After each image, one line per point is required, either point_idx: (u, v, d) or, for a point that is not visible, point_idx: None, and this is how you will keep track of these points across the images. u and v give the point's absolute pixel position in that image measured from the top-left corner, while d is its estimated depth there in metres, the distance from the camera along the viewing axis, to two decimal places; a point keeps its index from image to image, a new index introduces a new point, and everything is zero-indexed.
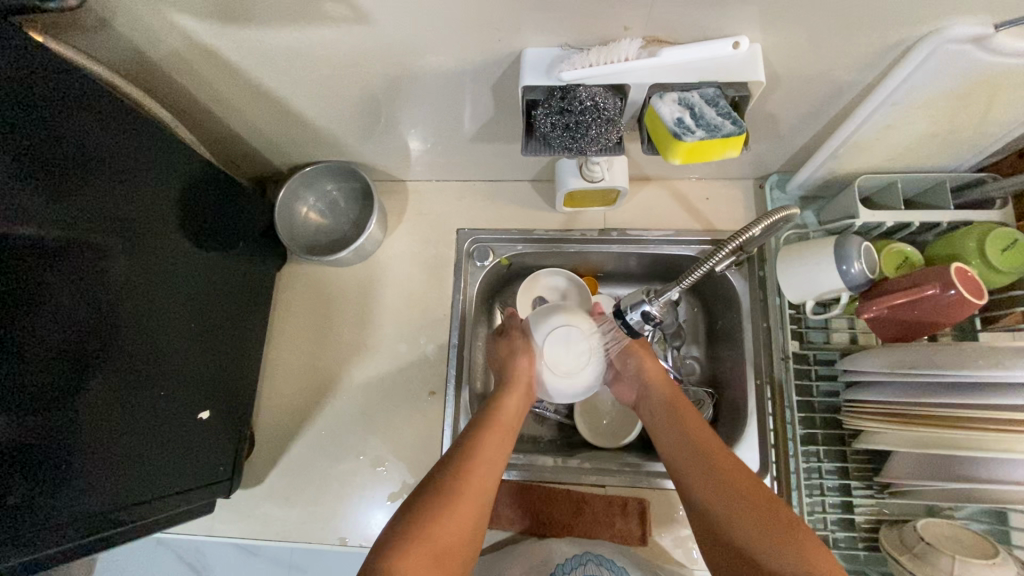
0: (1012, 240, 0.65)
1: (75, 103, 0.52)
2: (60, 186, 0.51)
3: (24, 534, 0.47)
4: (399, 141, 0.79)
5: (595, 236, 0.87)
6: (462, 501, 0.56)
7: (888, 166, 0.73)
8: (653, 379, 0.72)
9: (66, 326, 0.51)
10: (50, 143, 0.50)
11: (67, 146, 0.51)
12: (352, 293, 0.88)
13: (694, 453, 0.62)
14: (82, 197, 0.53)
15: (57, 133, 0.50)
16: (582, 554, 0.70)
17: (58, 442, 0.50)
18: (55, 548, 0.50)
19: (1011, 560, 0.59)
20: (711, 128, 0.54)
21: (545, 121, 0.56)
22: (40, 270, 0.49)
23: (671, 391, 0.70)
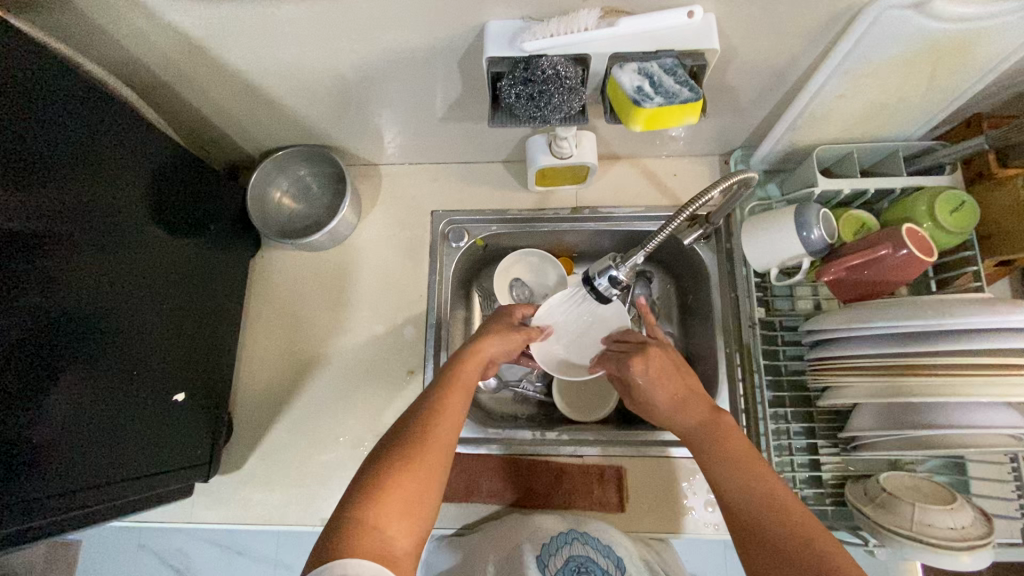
0: (961, 201, 0.68)
1: (29, 98, 0.51)
2: (20, 188, 0.50)
3: (18, 508, 0.49)
4: (371, 123, 0.80)
5: (567, 214, 0.89)
6: (430, 455, 0.52)
7: (846, 136, 0.75)
8: (678, 400, 0.64)
9: (28, 323, 0.51)
10: (5, 143, 0.49)
11: (25, 145, 0.51)
12: (329, 277, 0.89)
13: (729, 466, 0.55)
14: (46, 197, 0.53)
15: (14, 132, 0.50)
16: (569, 531, 0.71)
17: (29, 437, 0.50)
18: (47, 520, 0.52)
19: (967, 506, 0.62)
20: (669, 96, 0.56)
21: (510, 92, 0.58)
22: (10, 268, 0.49)
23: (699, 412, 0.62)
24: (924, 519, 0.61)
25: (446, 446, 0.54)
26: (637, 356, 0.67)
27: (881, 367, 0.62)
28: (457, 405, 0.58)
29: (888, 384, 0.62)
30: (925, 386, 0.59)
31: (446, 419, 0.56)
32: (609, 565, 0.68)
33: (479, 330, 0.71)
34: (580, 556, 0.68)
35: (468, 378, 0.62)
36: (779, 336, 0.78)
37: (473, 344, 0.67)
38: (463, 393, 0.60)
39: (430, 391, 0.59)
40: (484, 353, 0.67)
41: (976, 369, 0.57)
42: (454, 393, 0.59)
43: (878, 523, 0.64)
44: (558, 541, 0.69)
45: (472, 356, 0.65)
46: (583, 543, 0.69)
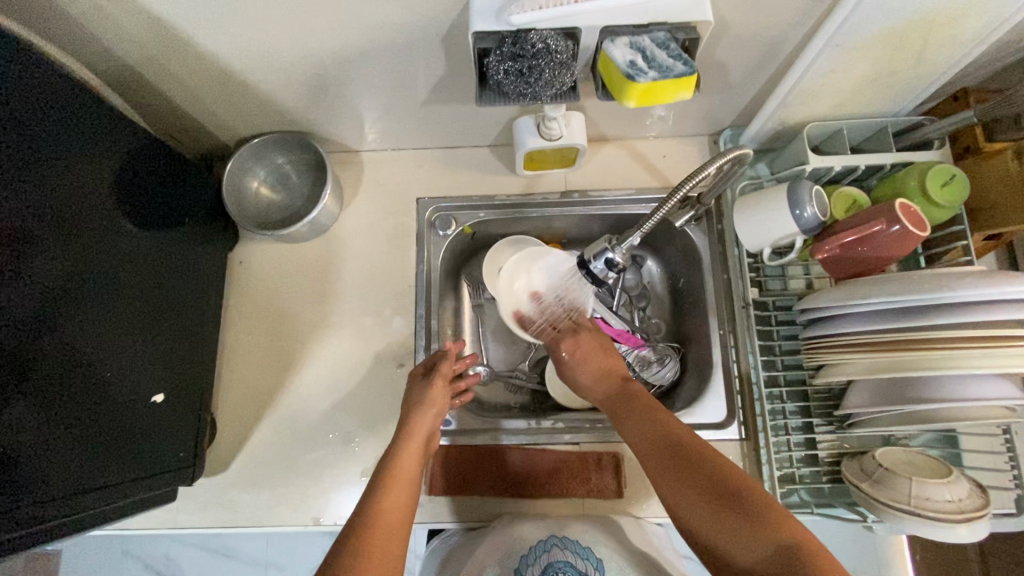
0: (950, 174, 0.68)
1: None
2: None
3: None
4: (351, 107, 0.77)
5: (556, 198, 0.87)
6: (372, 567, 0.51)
7: (836, 113, 0.75)
8: (597, 376, 0.71)
9: None
10: None
11: None
12: (311, 269, 0.85)
13: (660, 448, 0.56)
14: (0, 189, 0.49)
15: None
16: (548, 538, 0.68)
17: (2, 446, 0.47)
18: (17, 533, 0.49)
19: (962, 479, 0.62)
20: (663, 69, 0.54)
21: (498, 69, 0.55)
22: None
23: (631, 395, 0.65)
24: (922, 493, 0.61)
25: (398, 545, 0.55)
26: (570, 339, 0.76)
27: (879, 342, 0.62)
28: (401, 498, 0.59)
29: (885, 359, 0.62)
30: (924, 361, 0.59)
31: (389, 527, 0.55)
32: (588, 570, 0.66)
33: (407, 402, 0.71)
34: (560, 563, 0.66)
35: (410, 468, 0.64)
36: (772, 317, 0.77)
37: (407, 428, 0.68)
38: (403, 490, 0.60)
39: (367, 500, 0.58)
40: (419, 436, 0.67)
41: (971, 341, 0.57)
42: (393, 493, 0.59)
43: (875, 499, 0.64)
44: (536, 552, 0.67)
45: (410, 444, 0.66)
46: (564, 548, 0.67)
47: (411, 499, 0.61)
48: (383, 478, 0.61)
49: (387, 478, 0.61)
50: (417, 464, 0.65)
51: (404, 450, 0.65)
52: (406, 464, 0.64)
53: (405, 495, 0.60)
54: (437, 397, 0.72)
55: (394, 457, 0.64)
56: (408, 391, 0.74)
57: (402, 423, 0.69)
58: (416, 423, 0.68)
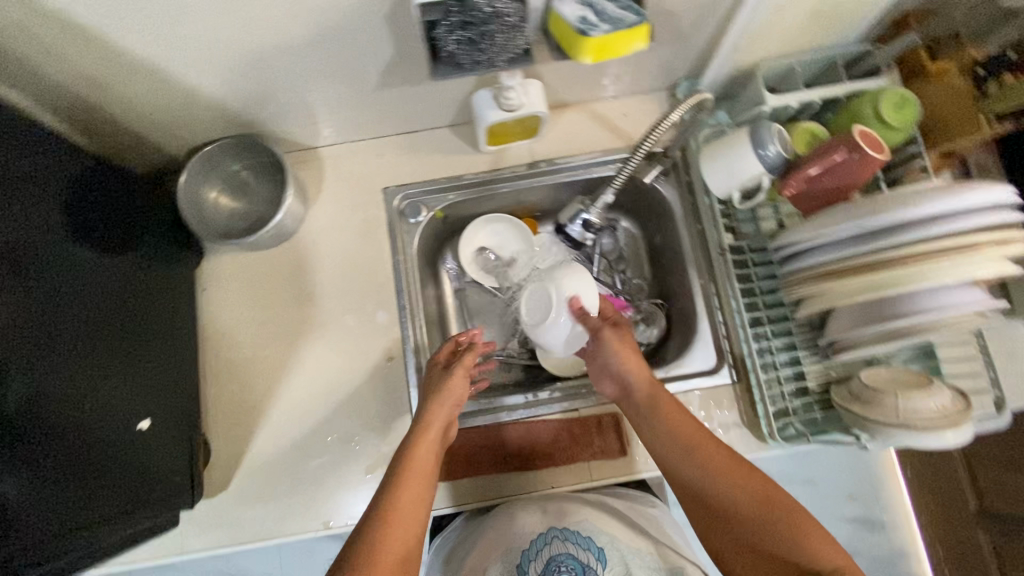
0: (902, 98, 0.69)
1: None
2: None
3: None
4: (301, 101, 0.74)
5: (524, 170, 0.86)
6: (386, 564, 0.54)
7: (787, 51, 0.75)
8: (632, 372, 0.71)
9: None
10: None
11: None
12: (283, 273, 0.82)
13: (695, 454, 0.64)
14: None
15: None
16: (547, 531, 0.71)
17: None
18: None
19: (944, 388, 0.65)
20: (614, 22, 0.53)
21: (450, 39, 0.54)
22: None
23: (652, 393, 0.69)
24: (908, 406, 0.64)
25: (409, 541, 0.57)
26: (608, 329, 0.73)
27: (853, 266, 0.64)
28: (418, 497, 0.60)
29: (864, 282, 0.63)
30: (901, 278, 0.61)
31: (404, 520, 0.58)
32: (589, 560, 0.70)
33: (427, 389, 0.71)
34: (561, 555, 0.70)
35: (424, 461, 0.63)
36: (749, 260, 0.78)
37: (425, 417, 0.67)
38: (421, 484, 0.62)
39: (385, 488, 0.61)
40: (435, 427, 0.67)
41: (940, 253, 0.59)
42: (411, 484, 0.61)
43: (865, 418, 0.66)
44: (537, 548, 0.70)
45: (424, 436, 0.65)
46: (563, 540, 0.70)
47: (428, 493, 0.62)
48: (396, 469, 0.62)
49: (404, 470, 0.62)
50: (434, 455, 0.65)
51: (419, 440, 0.65)
52: (424, 456, 0.64)
53: (420, 489, 0.61)
54: (456, 388, 0.70)
55: (411, 446, 0.64)
56: (427, 376, 0.73)
57: (418, 414, 0.68)
58: (433, 413, 0.67)
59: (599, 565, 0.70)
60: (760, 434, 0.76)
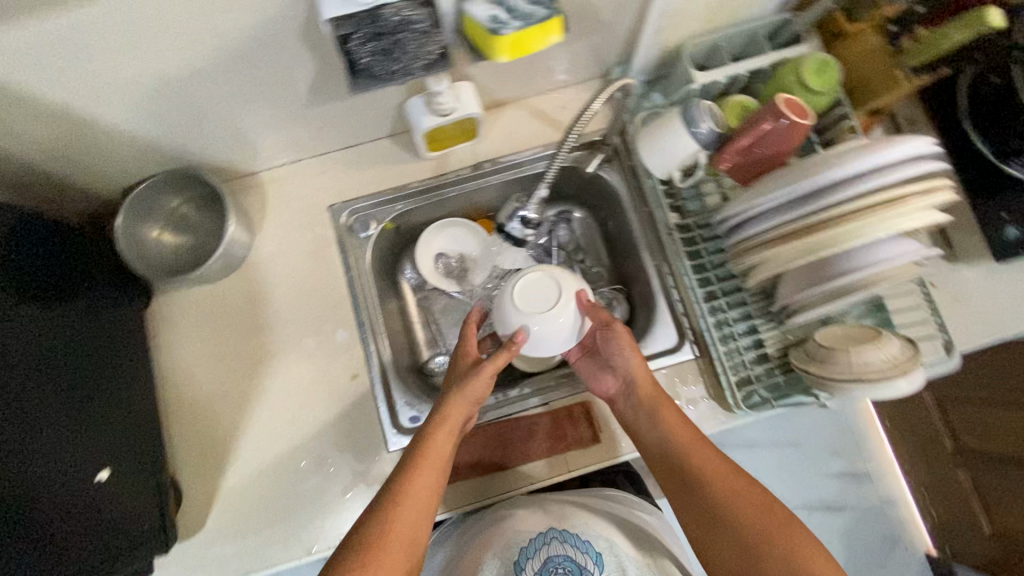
0: (823, 62, 0.71)
1: None
2: None
3: None
4: (231, 127, 0.73)
5: (469, 173, 0.86)
6: (390, 553, 0.59)
7: (710, 28, 0.76)
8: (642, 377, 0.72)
9: None
10: None
11: None
12: (236, 304, 0.81)
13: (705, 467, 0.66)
14: None
15: None
16: (546, 532, 0.78)
17: None
18: None
19: (893, 339, 0.67)
20: (524, 18, 0.53)
21: (363, 51, 0.54)
22: None
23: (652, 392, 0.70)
24: (858, 360, 0.66)
25: (414, 534, 0.61)
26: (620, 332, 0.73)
27: (795, 229, 0.65)
28: (429, 484, 0.63)
29: (806, 244, 0.64)
30: (840, 237, 0.62)
31: (413, 509, 0.61)
32: (584, 561, 0.76)
33: (449, 378, 0.71)
34: (558, 555, 0.77)
35: (440, 453, 0.65)
36: (697, 236, 0.79)
37: (445, 406, 0.67)
38: (433, 472, 0.64)
39: (399, 473, 0.64)
40: (454, 419, 0.67)
41: (870, 208, 0.61)
42: (423, 474, 0.63)
43: (821, 377, 0.68)
44: (537, 545, 0.77)
45: (442, 425, 0.66)
46: (562, 541, 0.77)
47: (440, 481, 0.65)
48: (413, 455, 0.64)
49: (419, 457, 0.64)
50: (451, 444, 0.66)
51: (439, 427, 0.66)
52: (440, 445, 0.66)
53: (430, 481, 0.63)
54: (477, 387, 0.68)
55: (430, 432, 0.66)
56: (452, 365, 0.73)
57: (439, 401, 0.69)
58: (452, 405, 0.67)
59: (594, 567, 0.76)
60: (726, 405, 0.77)
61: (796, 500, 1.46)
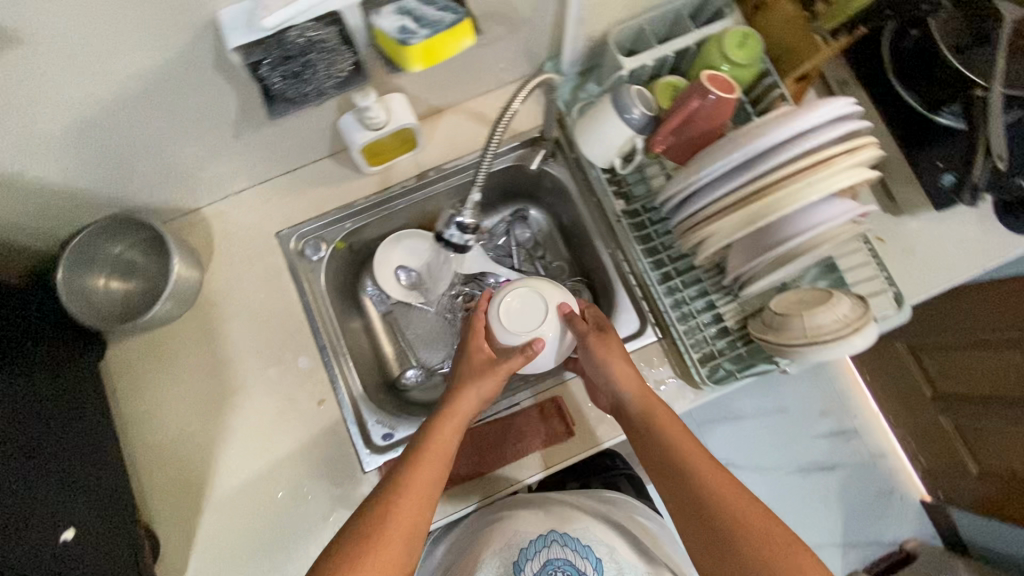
0: (744, 35, 0.71)
1: None
2: None
3: None
4: (162, 166, 0.72)
5: (415, 183, 0.86)
6: (386, 545, 0.58)
7: (633, 13, 0.77)
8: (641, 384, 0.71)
9: None
10: None
11: None
12: (194, 342, 0.79)
13: (710, 478, 0.63)
14: None
15: None
16: (547, 534, 0.79)
17: None
18: None
19: (844, 298, 0.68)
20: (433, 25, 0.53)
21: (274, 75, 0.54)
22: None
23: (650, 399, 0.70)
24: (811, 323, 0.67)
25: (414, 526, 0.60)
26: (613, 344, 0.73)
27: (732, 201, 0.66)
28: (431, 478, 0.63)
29: (745, 215, 0.65)
30: (775, 204, 0.63)
31: (413, 503, 0.61)
32: (583, 567, 0.77)
33: (460, 373, 0.73)
34: (558, 559, 0.77)
35: (444, 448, 0.66)
36: (646, 220, 0.80)
37: (452, 402, 0.69)
38: (437, 467, 0.64)
39: (403, 464, 0.64)
40: (460, 414, 0.69)
41: (798, 173, 0.63)
42: (427, 467, 0.64)
43: (779, 343, 0.69)
44: (537, 547, 0.78)
45: (449, 417, 0.68)
46: (563, 545, 0.78)
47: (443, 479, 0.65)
48: (418, 449, 0.65)
49: (424, 451, 0.65)
50: (455, 442, 0.67)
51: (444, 422, 0.68)
52: (444, 439, 0.67)
53: (433, 475, 0.64)
54: (485, 384, 0.70)
55: (437, 425, 0.67)
56: (462, 363, 0.74)
57: (447, 397, 0.70)
58: (460, 399, 0.69)
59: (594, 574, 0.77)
60: (693, 382, 0.78)
61: (789, 464, 1.50)
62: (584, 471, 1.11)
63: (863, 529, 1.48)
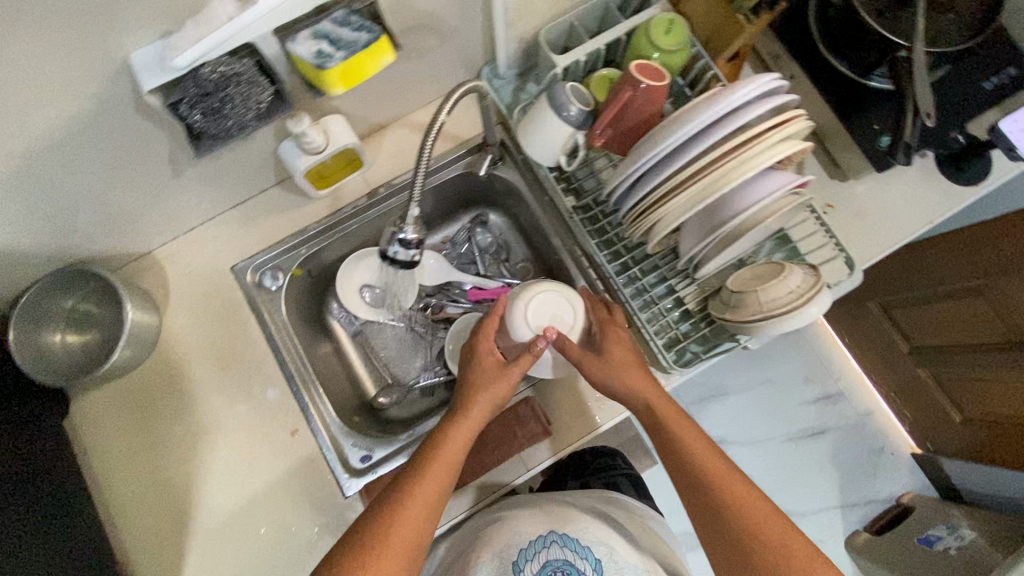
0: (669, 21, 0.72)
1: None
2: None
3: None
4: (103, 215, 0.71)
5: (366, 202, 0.85)
6: (387, 557, 0.59)
7: (560, 11, 0.77)
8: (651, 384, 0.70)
9: None
10: None
11: None
12: (159, 387, 0.78)
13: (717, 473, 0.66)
14: None
15: None
16: (547, 534, 0.79)
17: None
18: None
19: (795, 269, 0.69)
20: (349, 46, 0.55)
21: (194, 114, 0.55)
22: None
23: (660, 400, 0.69)
24: (765, 297, 0.68)
25: (414, 538, 0.61)
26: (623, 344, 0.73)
27: (673, 186, 0.67)
28: (436, 489, 0.63)
29: (687, 198, 0.66)
30: (713, 185, 0.65)
31: (416, 513, 0.62)
32: (582, 567, 0.77)
33: (473, 375, 0.71)
34: (558, 559, 0.77)
35: (452, 459, 0.65)
36: (598, 213, 0.81)
37: (464, 407, 0.68)
38: (444, 477, 0.64)
39: (410, 471, 0.65)
40: (471, 421, 0.68)
41: (733, 152, 0.64)
42: (433, 476, 0.64)
43: (737, 320, 0.70)
44: (537, 547, 0.78)
45: (460, 424, 0.67)
46: (562, 546, 0.78)
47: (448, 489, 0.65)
48: (427, 458, 0.65)
49: (431, 461, 0.65)
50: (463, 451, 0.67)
51: (455, 428, 0.67)
52: (454, 447, 0.66)
53: (439, 487, 0.64)
54: (497, 389, 0.69)
55: (448, 430, 0.67)
56: (474, 362, 0.72)
57: (460, 401, 0.69)
58: (472, 404, 0.68)
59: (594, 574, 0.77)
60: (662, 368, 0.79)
61: (780, 433, 1.51)
62: (585, 469, 1.14)
63: (858, 488, 1.50)
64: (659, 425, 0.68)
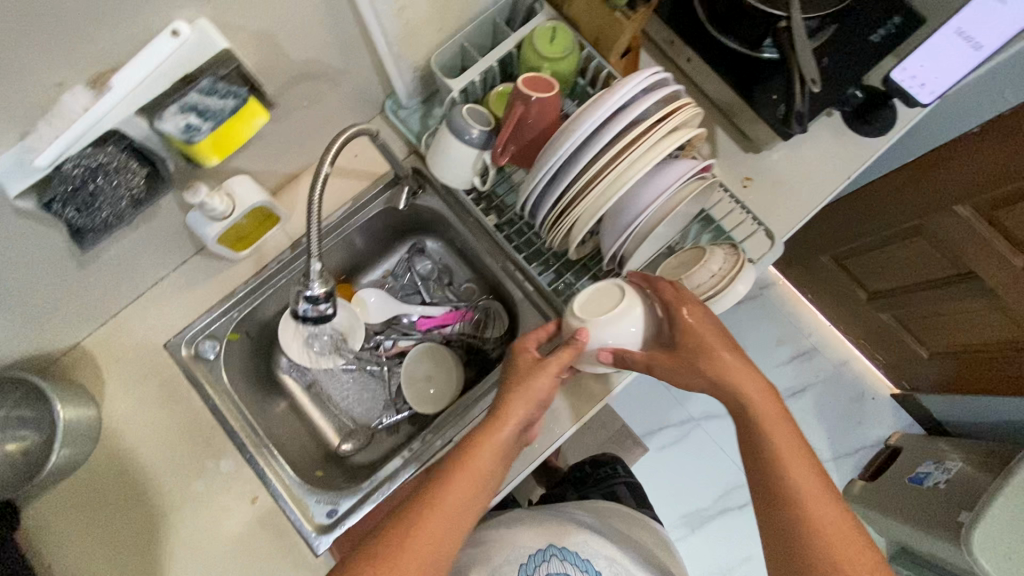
0: (551, 30, 0.73)
1: None
2: None
3: None
4: (15, 319, 0.69)
5: (291, 254, 0.84)
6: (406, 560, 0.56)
7: (446, 36, 0.77)
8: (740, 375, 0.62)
9: None
10: None
11: None
12: (110, 479, 0.77)
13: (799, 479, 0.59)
14: None
15: None
16: (547, 547, 0.78)
17: None
18: None
19: (716, 250, 0.69)
20: (215, 117, 0.55)
21: (69, 212, 0.54)
22: None
23: (751, 394, 0.61)
24: (689, 283, 0.68)
25: (435, 545, 0.57)
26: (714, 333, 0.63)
27: (577, 193, 0.68)
28: (462, 489, 0.60)
29: (593, 201, 0.67)
30: (613, 186, 0.65)
31: (439, 513, 0.58)
32: None
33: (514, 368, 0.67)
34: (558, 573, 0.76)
35: (480, 463, 0.62)
36: (523, 225, 0.81)
37: (503, 400, 0.64)
38: (471, 478, 0.61)
39: (441, 468, 0.62)
40: (511, 415, 0.63)
41: (626, 150, 0.65)
42: (462, 474, 0.61)
43: None
44: (537, 561, 0.77)
45: (498, 420, 0.63)
46: (562, 559, 0.77)
47: (475, 494, 0.61)
48: (462, 454, 0.62)
49: (465, 458, 0.62)
50: (498, 451, 0.63)
51: (493, 426, 0.63)
52: (489, 442, 0.62)
53: (467, 489, 0.60)
54: (537, 383, 0.65)
55: (485, 425, 0.63)
56: (518, 355, 0.69)
57: (501, 393, 0.65)
58: (513, 396, 0.64)
59: None
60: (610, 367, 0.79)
61: None
62: (585, 483, 1.13)
63: (848, 439, 1.52)
64: (751, 420, 0.61)
